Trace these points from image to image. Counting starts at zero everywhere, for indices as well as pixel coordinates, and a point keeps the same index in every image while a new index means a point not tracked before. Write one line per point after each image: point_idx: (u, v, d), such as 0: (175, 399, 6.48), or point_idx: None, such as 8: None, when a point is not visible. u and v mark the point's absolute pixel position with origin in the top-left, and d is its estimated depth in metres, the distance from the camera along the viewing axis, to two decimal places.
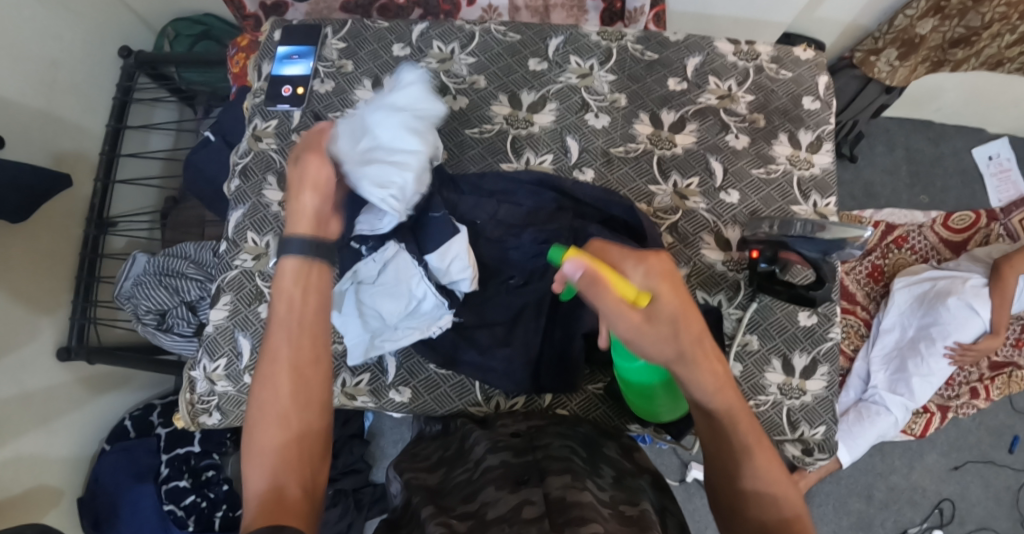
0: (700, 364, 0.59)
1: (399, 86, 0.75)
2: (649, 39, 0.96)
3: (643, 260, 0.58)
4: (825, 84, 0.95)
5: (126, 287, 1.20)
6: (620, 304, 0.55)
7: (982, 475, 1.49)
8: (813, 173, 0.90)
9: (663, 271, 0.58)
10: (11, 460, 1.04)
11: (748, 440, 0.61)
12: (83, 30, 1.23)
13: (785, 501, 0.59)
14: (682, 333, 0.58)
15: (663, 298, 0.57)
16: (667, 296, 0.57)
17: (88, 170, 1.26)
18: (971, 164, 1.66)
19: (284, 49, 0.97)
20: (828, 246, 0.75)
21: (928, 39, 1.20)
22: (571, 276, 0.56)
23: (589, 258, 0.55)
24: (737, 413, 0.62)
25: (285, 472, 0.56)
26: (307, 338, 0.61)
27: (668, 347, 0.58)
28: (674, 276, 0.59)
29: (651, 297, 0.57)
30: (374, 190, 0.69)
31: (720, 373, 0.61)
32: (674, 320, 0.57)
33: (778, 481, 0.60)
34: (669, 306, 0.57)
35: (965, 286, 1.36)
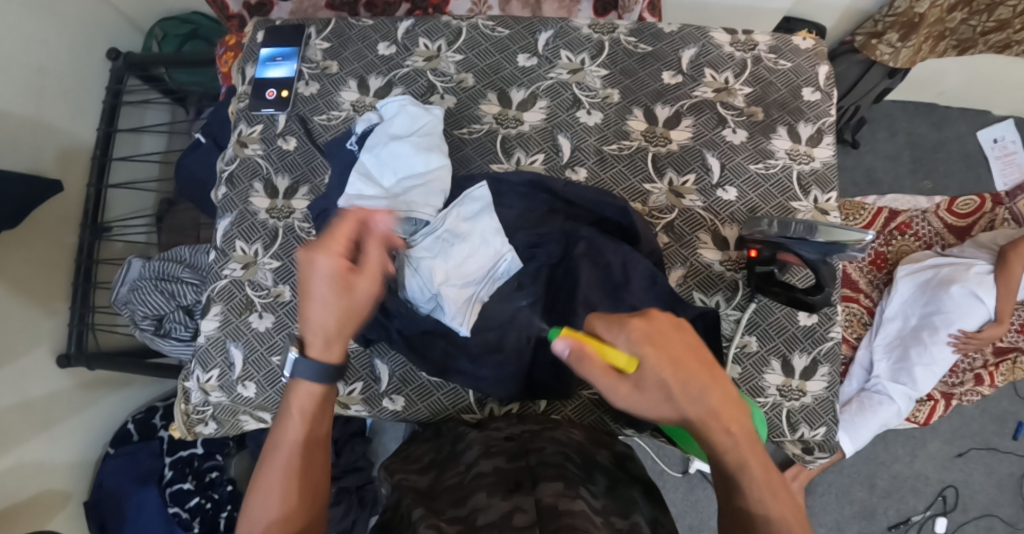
0: (712, 426, 0.57)
1: (400, 114, 0.81)
2: (643, 31, 0.93)
3: (626, 324, 0.57)
4: (825, 75, 0.92)
5: (121, 294, 1.19)
6: (605, 370, 0.56)
7: (985, 462, 1.48)
8: (813, 168, 0.87)
9: (654, 328, 0.57)
10: (14, 468, 1.03)
11: (757, 488, 0.57)
12: (70, 33, 1.21)
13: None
14: (673, 396, 0.56)
15: (652, 361, 0.56)
16: (653, 359, 0.56)
17: (79, 175, 1.24)
18: (975, 148, 1.63)
19: (268, 51, 0.95)
20: (828, 248, 0.73)
21: (928, 16, 1.14)
22: (559, 350, 0.57)
23: (573, 335, 0.57)
24: (749, 464, 0.57)
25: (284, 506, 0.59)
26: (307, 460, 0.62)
27: (663, 408, 0.56)
28: (665, 335, 0.57)
29: (638, 363, 0.56)
30: (411, 209, 0.74)
31: (726, 422, 0.57)
32: (666, 383, 0.56)
33: (793, 526, 0.56)
34: (656, 369, 0.56)
35: (969, 273, 1.34)
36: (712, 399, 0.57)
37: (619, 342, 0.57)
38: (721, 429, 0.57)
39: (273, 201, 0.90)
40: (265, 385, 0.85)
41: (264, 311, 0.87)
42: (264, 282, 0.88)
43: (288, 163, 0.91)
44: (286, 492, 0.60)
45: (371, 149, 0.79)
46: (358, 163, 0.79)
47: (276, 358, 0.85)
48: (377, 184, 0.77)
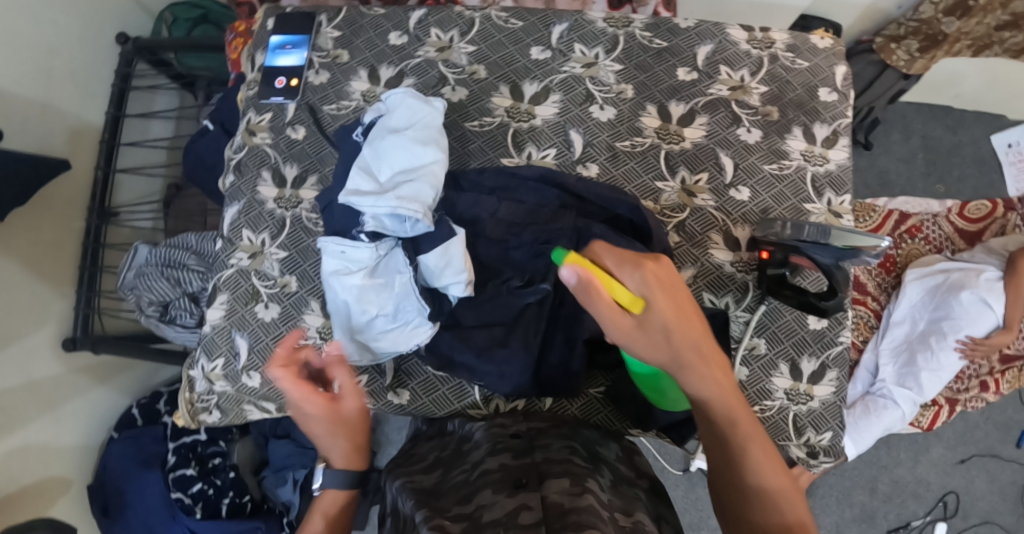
0: (702, 370, 0.60)
1: (404, 107, 0.79)
2: (659, 26, 0.91)
3: (640, 265, 0.58)
4: (843, 75, 0.90)
5: (127, 278, 1.18)
6: (612, 307, 0.57)
7: (987, 469, 1.48)
8: (828, 169, 0.86)
9: (664, 277, 0.59)
10: (18, 450, 1.04)
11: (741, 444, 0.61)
12: (79, 15, 1.20)
13: (783, 494, 0.59)
14: (669, 345, 0.58)
15: (656, 305, 0.57)
16: (662, 304, 0.57)
17: (88, 158, 1.23)
18: (989, 152, 1.61)
19: (278, 38, 0.94)
20: (842, 252, 0.71)
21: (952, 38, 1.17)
22: (567, 281, 0.58)
23: (584, 266, 0.57)
24: (730, 408, 0.61)
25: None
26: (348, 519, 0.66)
27: (661, 351, 0.59)
28: (670, 282, 0.59)
29: (645, 305, 0.57)
30: (396, 203, 0.70)
31: (714, 377, 0.61)
32: (669, 327, 0.58)
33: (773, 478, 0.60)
34: (662, 313, 0.57)
35: (980, 279, 1.32)
36: (699, 350, 0.60)
37: (629, 281, 0.58)
38: (707, 373, 0.60)
39: (280, 191, 0.90)
40: (270, 375, 0.85)
41: (270, 301, 0.86)
42: (271, 272, 0.87)
43: (297, 152, 0.91)
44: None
45: (371, 142, 0.77)
46: (359, 158, 0.77)
47: None
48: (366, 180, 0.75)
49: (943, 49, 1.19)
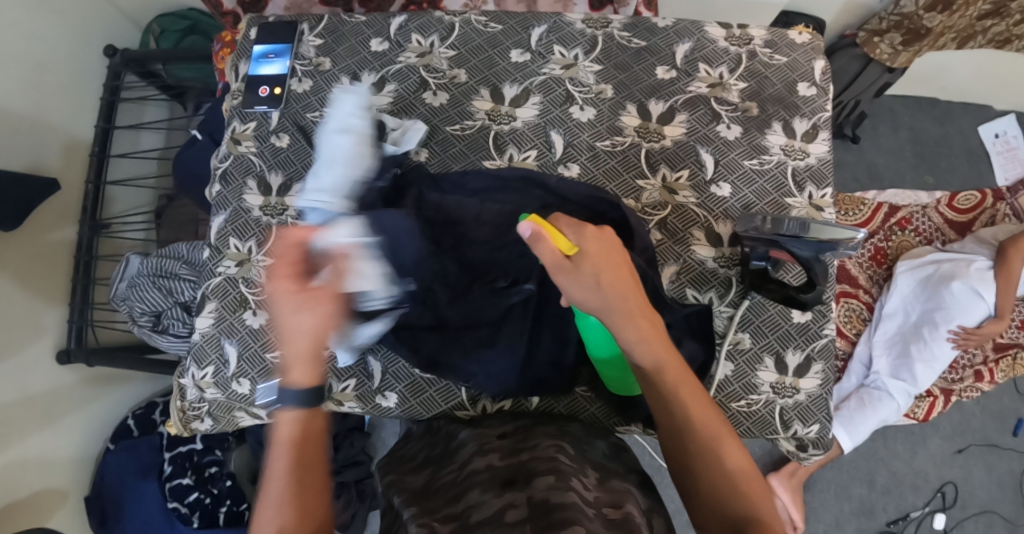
0: (637, 325, 0.61)
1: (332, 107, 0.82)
2: (637, 26, 0.92)
3: (581, 225, 0.60)
4: (821, 69, 0.91)
5: (120, 290, 1.19)
6: (554, 256, 0.58)
7: (985, 459, 1.48)
8: (808, 163, 0.87)
9: (604, 237, 0.61)
10: (15, 463, 1.04)
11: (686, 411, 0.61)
12: (67, 30, 1.21)
13: (720, 443, 0.61)
14: (605, 295, 0.59)
15: (594, 258, 0.59)
16: (600, 257, 0.59)
17: (78, 172, 1.24)
18: (977, 143, 1.61)
19: (261, 48, 0.95)
20: (820, 246, 0.74)
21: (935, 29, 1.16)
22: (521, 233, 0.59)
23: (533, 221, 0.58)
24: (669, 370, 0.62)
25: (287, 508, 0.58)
26: (306, 433, 0.62)
27: (598, 299, 0.59)
28: (609, 244, 0.61)
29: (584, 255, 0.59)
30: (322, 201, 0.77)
31: (653, 341, 0.62)
32: (604, 276, 0.59)
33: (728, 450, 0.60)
34: (598, 264, 0.59)
35: (970, 269, 1.32)
36: (634, 307, 0.61)
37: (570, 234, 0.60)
38: (643, 328, 0.61)
39: (266, 199, 0.90)
40: (258, 381, 0.85)
41: (258, 308, 0.87)
42: (258, 279, 0.88)
43: (281, 160, 0.91)
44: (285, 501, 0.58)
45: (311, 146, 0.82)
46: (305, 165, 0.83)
47: (269, 354, 0.86)
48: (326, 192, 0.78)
49: (927, 42, 1.20)
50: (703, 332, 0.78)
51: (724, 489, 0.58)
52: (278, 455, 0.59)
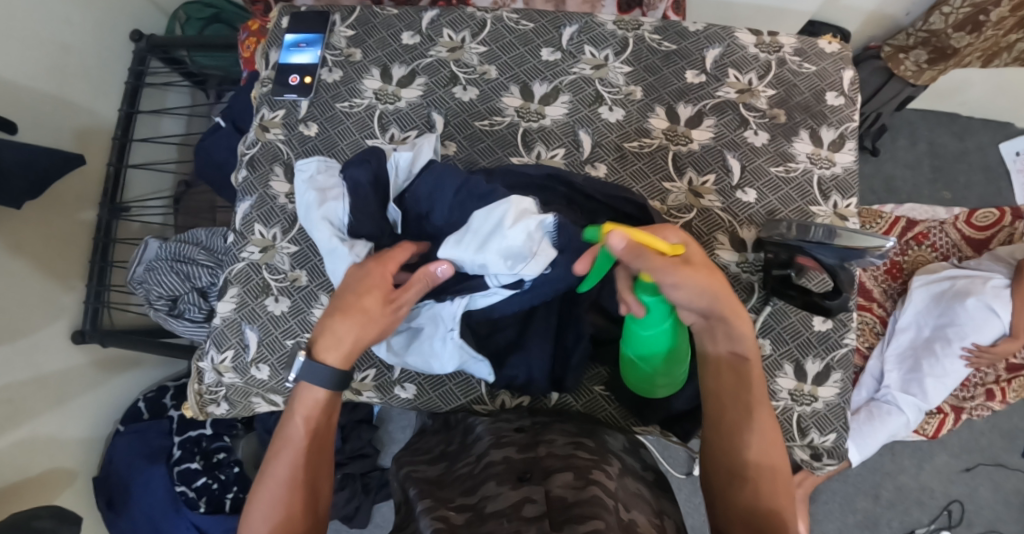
0: (738, 314, 0.65)
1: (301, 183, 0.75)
2: (667, 29, 0.92)
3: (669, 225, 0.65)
4: (850, 79, 0.91)
5: (137, 273, 1.19)
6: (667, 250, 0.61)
7: (992, 478, 1.47)
8: (834, 173, 0.87)
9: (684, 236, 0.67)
10: (27, 441, 1.05)
11: (762, 411, 0.65)
12: (96, 13, 1.22)
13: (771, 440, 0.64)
14: (710, 289, 0.62)
15: (699, 256, 0.64)
16: (697, 251, 0.64)
17: (100, 153, 1.25)
18: (996, 160, 1.61)
19: (292, 37, 0.95)
20: (846, 253, 0.72)
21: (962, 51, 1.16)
22: (617, 245, 0.60)
23: (628, 229, 0.60)
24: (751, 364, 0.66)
25: (297, 486, 0.63)
26: (328, 412, 0.66)
27: (708, 284, 0.62)
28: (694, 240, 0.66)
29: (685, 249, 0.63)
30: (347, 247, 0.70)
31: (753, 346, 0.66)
32: (708, 265, 0.63)
33: (778, 461, 0.64)
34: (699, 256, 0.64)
35: (987, 286, 1.31)
36: (738, 307, 0.65)
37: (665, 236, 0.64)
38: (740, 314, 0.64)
39: (292, 187, 0.91)
40: (278, 368, 0.86)
41: (280, 295, 0.87)
42: (281, 266, 0.88)
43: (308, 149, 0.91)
44: (295, 484, 0.63)
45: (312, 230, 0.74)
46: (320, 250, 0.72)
47: (290, 341, 0.86)
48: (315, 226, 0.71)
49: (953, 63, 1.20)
50: None
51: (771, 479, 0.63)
52: (298, 428, 0.65)
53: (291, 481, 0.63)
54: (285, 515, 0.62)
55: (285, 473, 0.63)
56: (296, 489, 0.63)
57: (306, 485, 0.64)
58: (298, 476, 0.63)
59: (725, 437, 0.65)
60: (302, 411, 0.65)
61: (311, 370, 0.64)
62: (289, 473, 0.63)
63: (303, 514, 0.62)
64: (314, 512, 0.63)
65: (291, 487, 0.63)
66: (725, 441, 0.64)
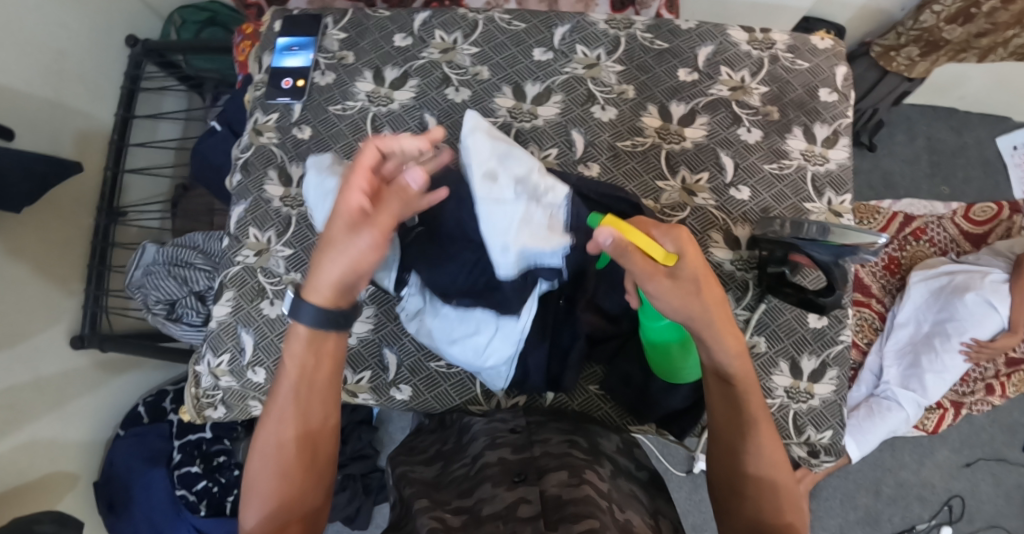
0: (726, 330, 0.63)
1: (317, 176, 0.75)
2: (659, 27, 0.92)
3: (670, 229, 0.62)
4: (843, 75, 0.91)
5: (135, 277, 1.19)
6: (651, 259, 0.60)
7: (993, 473, 1.47)
8: (828, 169, 0.87)
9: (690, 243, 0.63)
10: (28, 445, 1.05)
11: (756, 425, 0.64)
12: (92, 18, 1.22)
13: (774, 454, 0.64)
14: (690, 306, 0.61)
15: (692, 266, 0.61)
16: (692, 259, 0.61)
17: (97, 158, 1.25)
18: (994, 155, 1.60)
19: (285, 40, 0.95)
20: (840, 251, 0.72)
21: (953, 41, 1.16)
22: (601, 242, 0.59)
23: (620, 228, 0.59)
24: (747, 379, 0.65)
25: (288, 445, 0.64)
26: (322, 350, 0.65)
27: (689, 300, 0.61)
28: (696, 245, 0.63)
29: (678, 259, 0.61)
30: None
31: (743, 359, 0.65)
32: (698, 279, 0.61)
33: (780, 467, 0.65)
34: (693, 266, 0.61)
35: (985, 281, 1.30)
36: (723, 319, 0.63)
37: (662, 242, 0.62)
38: (727, 330, 0.63)
39: (286, 190, 0.91)
40: (275, 371, 0.86)
41: (275, 298, 0.88)
42: (276, 269, 0.88)
43: (302, 152, 0.92)
44: (284, 444, 0.64)
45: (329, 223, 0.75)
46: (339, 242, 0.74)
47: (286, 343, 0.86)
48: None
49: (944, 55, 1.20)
50: None
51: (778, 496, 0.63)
52: (290, 368, 0.64)
53: (284, 438, 0.64)
54: (280, 459, 0.63)
55: (275, 431, 0.64)
56: (289, 447, 0.64)
57: (299, 443, 0.64)
58: (290, 414, 0.64)
59: (723, 453, 0.66)
60: (286, 361, 0.65)
61: (299, 307, 0.62)
62: (280, 431, 0.64)
63: (297, 458, 0.64)
64: (307, 467, 0.65)
65: (283, 444, 0.64)
66: (721, 457, 0.66)
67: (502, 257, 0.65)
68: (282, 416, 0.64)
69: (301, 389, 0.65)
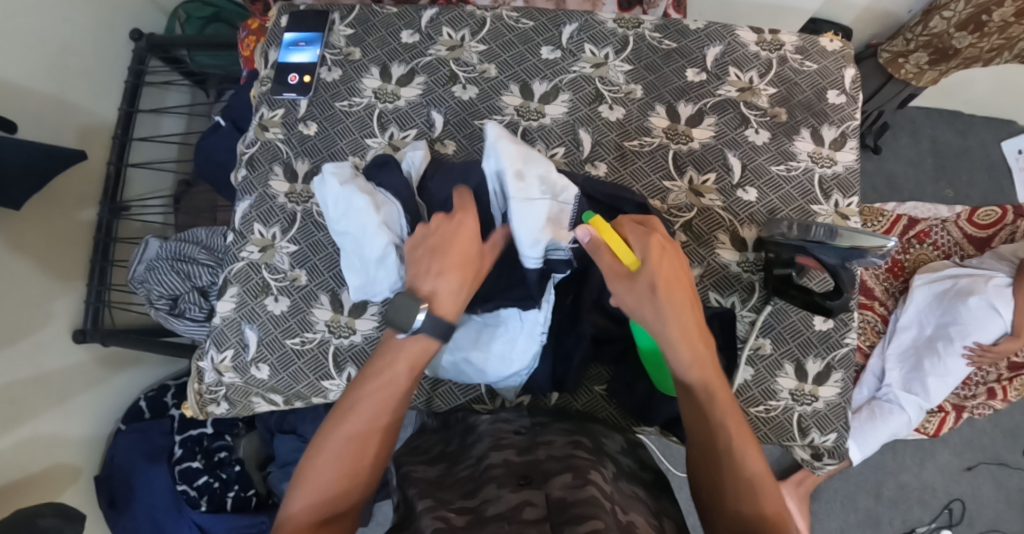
0: (682, 336, 0.63)
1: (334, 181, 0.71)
2: (668, 27, 0.92)
3: (646, 233, 0.65)
4: (852, 77, 0.91)
5: (138, 272, 1.19)
6: (612, 261, 0.64)
7: (994, 477, 1.47)
8: (835, 171, 0.86)
9: (666, 248, 0.64)
10: (30, 441, 1.05)
11: (724, 432, 0.63)
12: (96, 12, 1.22)
13: (746, 463, 0.61)
14: (645, 311, 0.63)
15: (654, 267, 0.63)
16: (654, 265, 0.63)
17: (101, 153, 1.25)
18: (999, 158, 1.60)
19: (292, 35, 0.95)
20: (848, 253, 0.72)
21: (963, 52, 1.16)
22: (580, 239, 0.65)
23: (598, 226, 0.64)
24: (715, 388, 0.64)
25: (358, 435, 0.63)
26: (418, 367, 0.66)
27: (642, 304, 0.63)
28: (671, 249, 0.65)
29: (639, 263, 0.63)
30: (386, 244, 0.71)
31: (707, 367, 0.64)
32: (655, 284, 0.63)
33: (760, 479, 0.61)
34: (650, 270, 0.63)
35: (988, 285, 1.30)
36: (691, 320, 0.64)
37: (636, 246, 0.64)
38: (683, 336, 0.63)
39: (292, 186, 0.91)
40: (278, 367, 0.86)
41: (280, 294, 0.87)
42: (281, 265, 0.88)
43: (308, 148, 0.91)
44: (356, 436, 0.63)
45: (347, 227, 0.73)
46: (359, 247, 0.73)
47: (290, 340, 0.86)
48: (365, 241, 0.72)
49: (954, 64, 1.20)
50: (726, 342, 0.79)
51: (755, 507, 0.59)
52: (382, 373, 0.65)
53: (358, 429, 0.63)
54: (349, 460, 0.62)
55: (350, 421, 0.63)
56: (360, 437, 0.63)
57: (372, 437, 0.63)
58: (372, 403, 0.64)
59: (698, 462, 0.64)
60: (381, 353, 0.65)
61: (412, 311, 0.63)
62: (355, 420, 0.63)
63: (368, 462, 0.63)
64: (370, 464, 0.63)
65: (353, 434, 0.63)
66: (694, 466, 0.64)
67: (532, 249, 0.67)
68: (360, 405, 0.63)
69: (388, 387, 0.64)
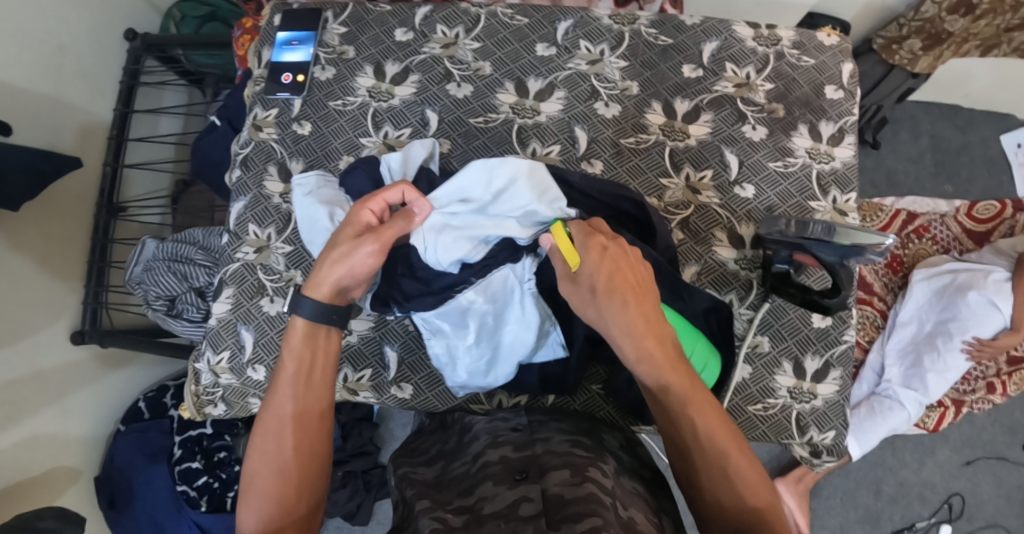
0: (635, 334, 0.60)
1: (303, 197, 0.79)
2: (664, 23, 0.91)
3: (587, 233, 0.63)
4: (849, 72, 0.90)
5: (135, 273, 1.18)
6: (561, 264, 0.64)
7: (994, 472, 1.47)
8: (833, 167, 0.86)
9: (609, 247, 0.62)
10: (29, 441, 1.05)
11: (693, 432, 0.60)
12: (90, 11, 1.21)
13: (720, 460, 0.59)
14: (591, 313, 0.61)
15: (598, 267, 0.61)
16: (593, 263, 0.61)
17: (96, 153, 1.24)
18: (998, 152, 1.60)
19: (285, 34, 0.94)
20: (847, 251, 0.71)
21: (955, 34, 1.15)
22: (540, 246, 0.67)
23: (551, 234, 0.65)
24: (683, 389, 0.60)
25: (284, 425, 0.64)
26: (315, 349, 0.68)
27: (586, 304, 0.62)
28: (615, 250, 0.62)
29: (579, 263, 0.62)
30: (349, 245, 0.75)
31: (668, 366, 0.60)
32: (597, 284, 0.60)
33: (744, 482, 0.58)
34: (590, 270, 0.61)
35: (988, 280, 1.29)
36: (636, 322, 0.60)
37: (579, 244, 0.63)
38: (636, 337, 0.60)
39: (286, 186, 0.90)
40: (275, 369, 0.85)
41: (275, 295, 0.87)
42: (276, 266, 0.88)
43: (302, 148, 0.91)
44: (285, 425, 0.65)
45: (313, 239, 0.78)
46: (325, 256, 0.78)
47: None
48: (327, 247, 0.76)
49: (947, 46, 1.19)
50: (723, 339, 0.76)
51: (732, 509, 0.57)
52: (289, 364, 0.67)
53: (285, 418, 0.65)
54: (284, 447, 0.63)
55: (275, 413, 0.65)
56: (288, 425, 0.64)
57: (303, 425, 0.65)
58: (293, 393, 0.66)
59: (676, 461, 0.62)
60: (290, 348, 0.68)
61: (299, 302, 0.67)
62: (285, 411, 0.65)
63: (301, 445, 0.64)
64: (302, 453, 0.64)
65: (282, 424, 0.65)
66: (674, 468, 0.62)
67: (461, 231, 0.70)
68: (282, 396, 0.66)
69: (304, 378, 0.67)
